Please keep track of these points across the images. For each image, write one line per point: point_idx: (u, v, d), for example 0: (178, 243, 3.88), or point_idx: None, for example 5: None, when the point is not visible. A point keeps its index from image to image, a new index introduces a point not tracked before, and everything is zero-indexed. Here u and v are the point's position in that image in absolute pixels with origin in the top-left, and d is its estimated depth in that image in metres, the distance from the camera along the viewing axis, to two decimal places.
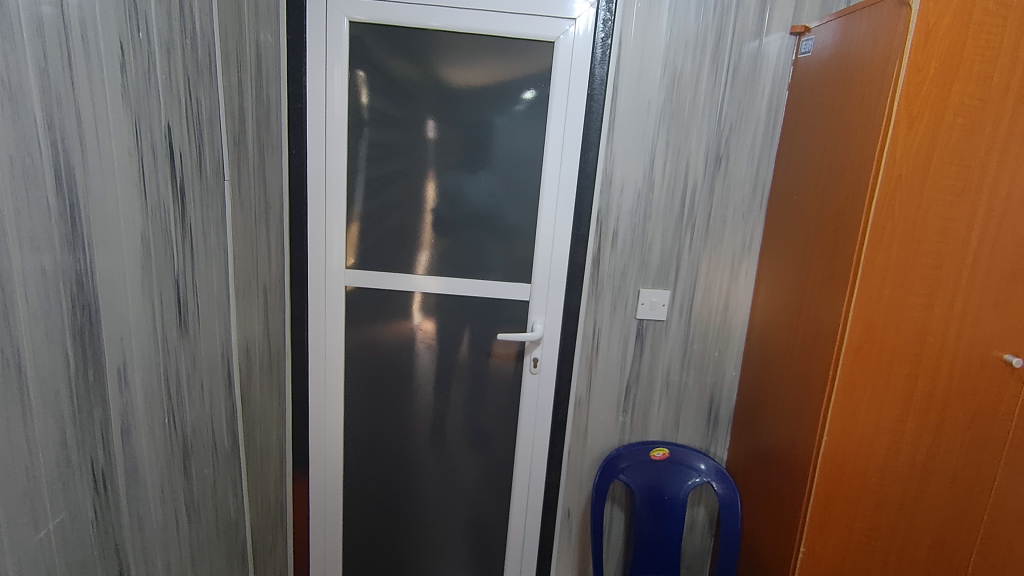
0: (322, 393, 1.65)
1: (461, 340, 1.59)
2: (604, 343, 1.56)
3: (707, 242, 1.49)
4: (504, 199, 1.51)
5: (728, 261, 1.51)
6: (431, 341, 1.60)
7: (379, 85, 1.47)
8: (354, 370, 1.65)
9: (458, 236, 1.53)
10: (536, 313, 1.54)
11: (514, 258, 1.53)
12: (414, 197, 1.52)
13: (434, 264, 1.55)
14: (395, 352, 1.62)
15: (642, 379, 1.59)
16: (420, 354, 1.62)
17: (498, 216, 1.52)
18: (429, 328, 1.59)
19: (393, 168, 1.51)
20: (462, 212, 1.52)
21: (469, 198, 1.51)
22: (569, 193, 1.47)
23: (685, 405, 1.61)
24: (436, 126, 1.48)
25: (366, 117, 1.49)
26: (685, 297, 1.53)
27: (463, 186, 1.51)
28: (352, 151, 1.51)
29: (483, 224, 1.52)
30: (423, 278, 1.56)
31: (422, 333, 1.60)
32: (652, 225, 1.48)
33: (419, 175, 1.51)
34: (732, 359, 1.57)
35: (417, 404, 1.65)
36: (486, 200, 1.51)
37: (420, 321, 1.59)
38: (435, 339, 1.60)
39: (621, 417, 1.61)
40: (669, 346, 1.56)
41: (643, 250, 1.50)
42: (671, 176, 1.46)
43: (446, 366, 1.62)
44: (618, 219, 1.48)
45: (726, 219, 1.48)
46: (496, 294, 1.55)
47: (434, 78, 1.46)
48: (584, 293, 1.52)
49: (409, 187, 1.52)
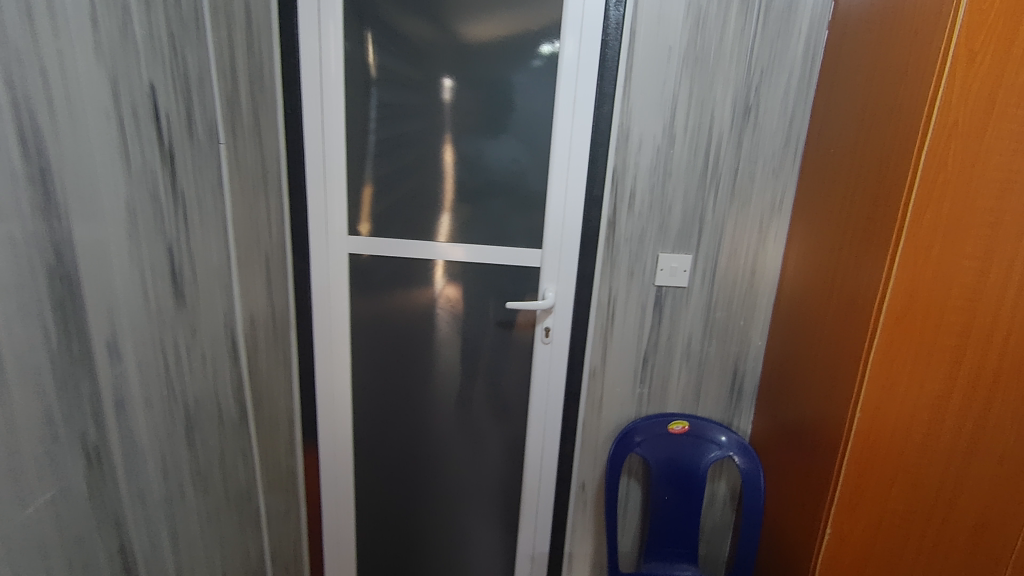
0: (331, 363, 1.61)
1: (472, 310, 1.53)
2: (621, 312, 1.47)
3: (733, 203, 1.38)
4: (515, 158, 1.41)
5: (756, 223, 1.39)
6: (441, 310, 1.54)
7: (388, 41, 1.38)
8: (362, 340, 1.61)
9: (466, 200, 1.45)
10: (548, 281, 1.45)
11: (526, 222, 1.44)
12: (421, 161, 1.44)
13: (441, 229, 1.48)
14: (404, 321, 1.57)
15: (660, 349, 1.50)
16: (430, 324, 1.56)
17: (508, 177, 1.42)
18: (439, 297, 1.53)
19: (400, 131, 1.43)
20: (470, 174, 1.43)
21: (477, 159, 1.42)
22: (583, 150, 1.35)
23: (706, 377, 1.52)
24: (451, 81, 1.38)
25: (375, 77, 1.40)
26: (709, 262, 1.42)
27: (472, 146, 1.42)
28: (358, 113, 1.43)
29: (492, 186, 1.43)
30: (431, 245, 1.48)
31: (432, 301, 1.54)
32: (672, 185, 1.37)
33: (431, 138, 1.42)
34: (758, 328, 1.48)
35: (428, 374, 1.61)
36: (495, 161, 1.42)
37: (430, 289, 1.53)
38: (445, 308, 1.54)
39: (638, 389, 1.54)
40: (691, 314, 1.47)
41: (662, 211, 1.39)
42: (694, 129, 1.33)
43: (457, 335, 1.56)
44: (635, 178, 1.37)
45: (755, 176, 1.36)
46: (505, 261, 1.46)
47: (449, 33, 1.36)
48: (599, 258, 1.42)
49: (417, 151, 1.44)
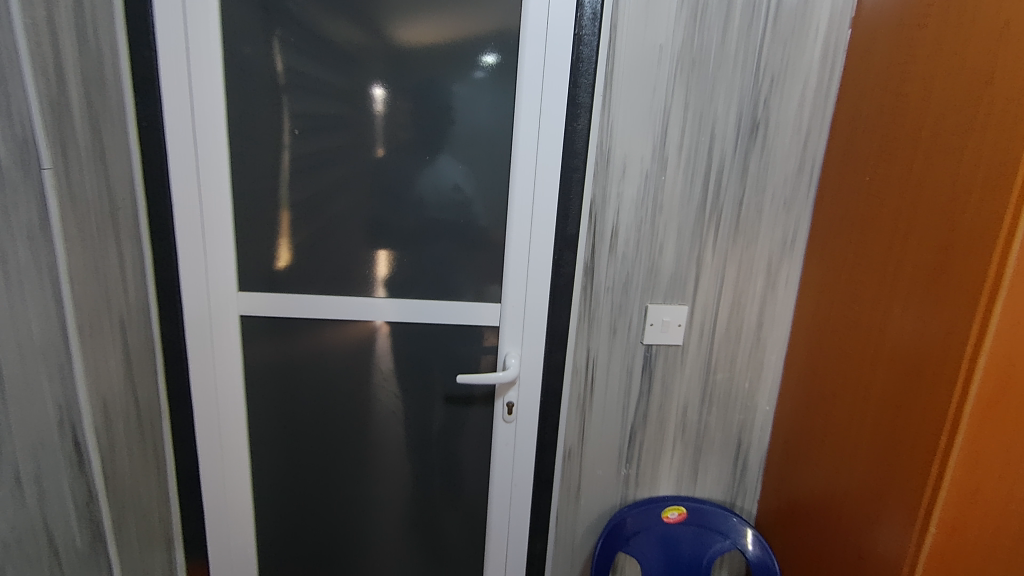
0: (217, 462, 1.19)
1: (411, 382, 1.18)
2: (602, 379, 1.17)
3: (736, 240, 1.11)
4: (465, 188, 1.08)
5: (764, 264, 1.13)
6: (368, 382, 1.17)
7: (298, 38, 1.01)
8: (260, 432, 1.20)
9: (401, 242, 1.10)
10: (510, 344, 1.12)
11: (479, 270, 1.12)
12: (339, 192, 1.07)
13: (367, 281, 1.11)
14: (317, 398, 1.18)
15: (650, 420, 1.21)
16: (352, 400, 1.18)
17: (456, 212, 1.09)
18: (365, 365, 1.16)
19: (311, 153, 1.06)
20: (405, 209, 1.09)
21: (415, 188, 1.08)
22: (553, 179, 1.05)
23: (705, 451, 1.25)
24: (382, 90, 1.04)
25: (284, 82, 1.03)
26: (707, 313, 1.15)
27: (407, 171, 1.07)
28: (255, 128, 1.05)
29: (434, 224, 1.10)
30: (353, 300, 1.11)
31: (355, 371, 1.16)
32: (664, 220, 1.09)
33: (355, 162, 1.06)
34: (765, 390, 1.22)
35: (354, 466, 1.22)
36: (437, 191, 1.08)
37: (351, 355, 1.15)
38: (374, 379, 1.17)
39: (623, 470, 1.24)
40: (686, 377, 1.19)
41: (652, 253, 1.10)
42: (692, 151, 1.06)
43: (391, 415, 1.19)
44: (618, 212, 1.07)
45: (763, 208, 1.10)
46: (453, 319, 1.13)
47: (377, 29, 1.01)
48: (574, 313, 1.12)
49: (333, 179, 1.07)
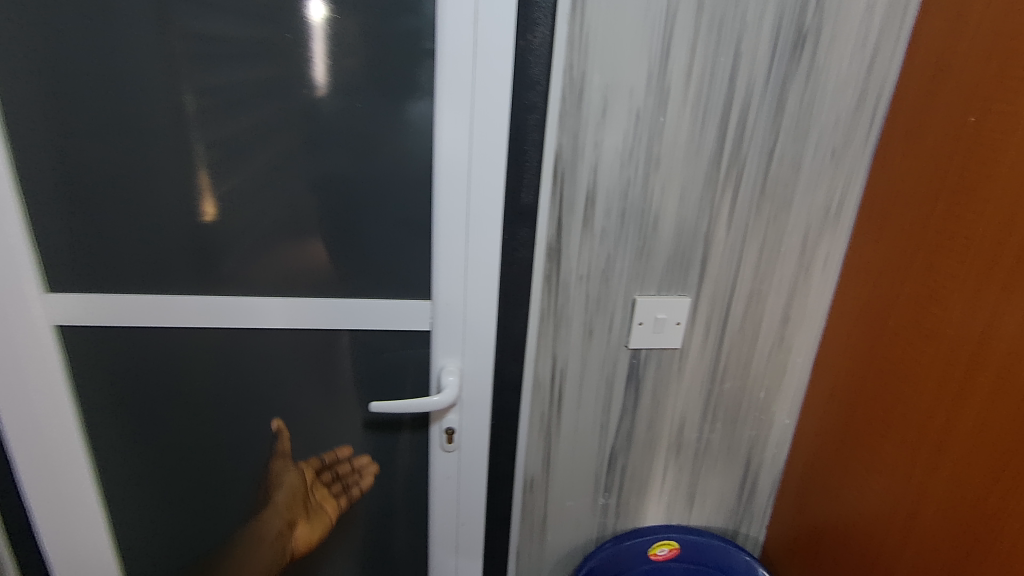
0: (59, 510, 0.88)
1: (315, 407, 0.86)
2: (574, 395, 0.88)
3: (761, 207, 0.79)
4: (384, 138, 0.72)
5: (798, 239, 0.82)
6: (266, 411, 0.85)
7: None
8: (121, 460, 0.87)
9: (282, 219, 0.74)
10: (447, 355, 0.82)
11: (399, 255, 0.77)
12: (220, 158, 0.71)
13: (230, 271, 0.76)
14: (196, 433, 0.86)
15: (636, 442, 0.93)
16: (246, 434, 0.86)
17: (365, 172, 0.73)
18: (262, 389, 0.84)
19: (210, 106, 0.69)
20: (289, 170, 0.72)
21: (324, 146, 0.72)
22: (496, 126, 0.70)
23: (705, 473, 0.98)
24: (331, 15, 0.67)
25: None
26: (716, 307, 0.85)
27: (328, 125, 0.71)
28: (93, 58, 0.67)
29: (332, 191, 0.74)
30: (215, 301, 0.77)
31: (249, 397, 0.84)
32: (663, 182, 0.76)
33: (277, 117, 0.70)
34: (785, 399, 0.94)
35: (257, 509, 0.91)
36: (359, 148, 0.72)
37: (238, 376, 0.82)
38: (273, 406, 0.85)
39: (600, 499, 0.97)
40: (685, 387, 0.90)
41: (643, 227, 0.78)
42: (708, 80, 0.71)
43: (297, 448, 0.88)
44: (595, 170, 0.74)
45: (802, 162, 0.77)
46: (368, 323, 0.80)
47: None
48: (533, 313, 0.81)
49: (255, 148, 0.71)
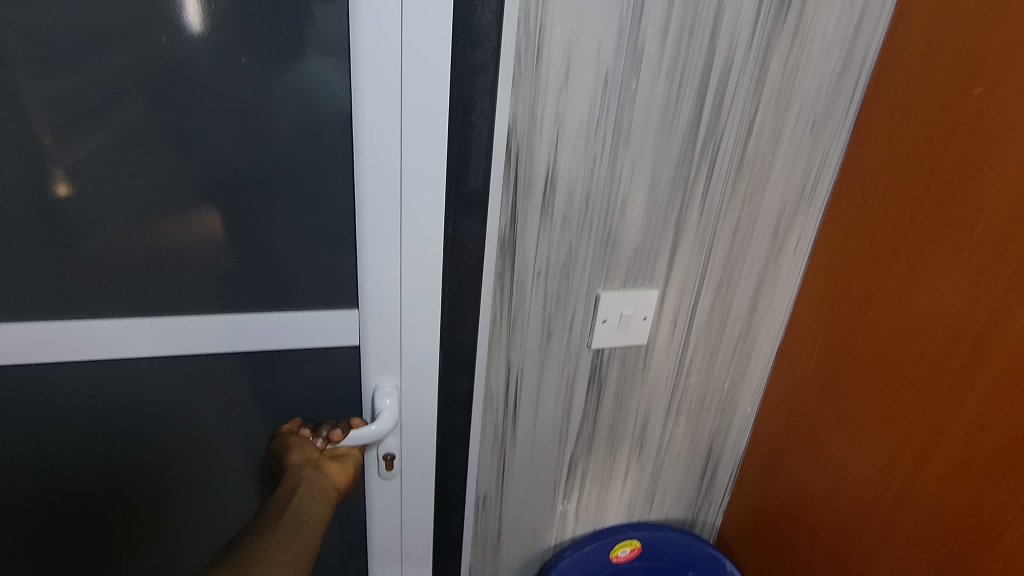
0: None
1: (222, 454, 0.68)
2: (530, 403, 0.77)
3: (737, 186, 0.70)
4: (288, 108, 0.55)
5: (772, 220, 0.74)
6: (159, 467, 0.66)
7: None
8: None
9: (148, 218, 0.55)
10: (381, 373, 0.68)
11: (315, 257, 0.61)
12: (50, 138, 0.51)
13: (82, 292, 0.57)
14: (60, 466, 0.63)
15: (597, 444, 0.85)
16: (133, 498, 0.67)
17: (263, 154, 0.56)
18: (151, 442, 0.65)
19: (24, 62, 0.48)
20: (155, 152, 0.53)
21: (204, 119, 0.53)
22: (437, 96, 0.55)
23: (667, 467, 0.92)
24: None
25: None
26: (684, 298, 0.76)
27: (208, 92, 0.52)
28: None
29: (219, 180, 0.56)
30: (58, 330, 0.57)
31: (134, 453, 0.65)
32: (632, 159, 0.64)
33: (132, 79, 0.51)
34: (749, 387, 0.88)
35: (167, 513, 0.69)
36: (254, 122, 0.54)
37: (116, 427, 0.63)
38: (165, 459, 0.66)
39: (560, 506, 0.89)
40: (649, 383, 0.82)
41: (609, 213, 0.67)
42: (687, 36, 0.59)
43: (209, 484, 0.69)
44: (555, 147, 0.61)
45: (781, 135, 0.68)
46: (279, 344, 0.64)
47: None
48: (484, 319, 0.68)
49: (101, 122, 0.51)
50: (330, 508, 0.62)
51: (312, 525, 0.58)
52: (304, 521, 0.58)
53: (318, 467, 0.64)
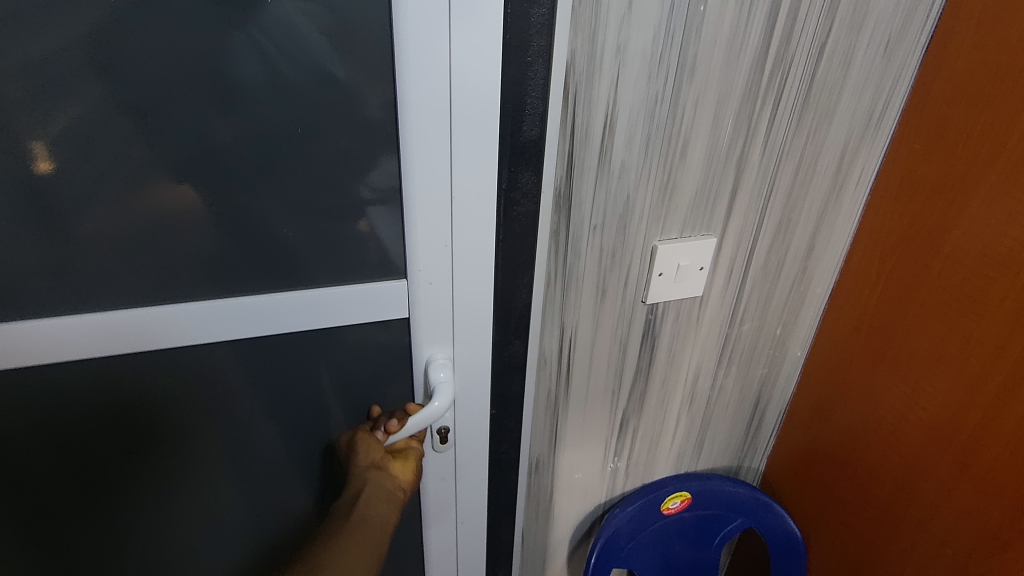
0: None
1: (269, 438, 0.65)
2: (583, 365, 0.74)
3: (803, 119, 0.65)
4: (325, 58, 0.48)
5: (836, 154, 0.69)
6: (187, 455, 0.62)
7: None
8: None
9: (168, 193, 0.49)
10: (432, 345, 0.64)
11: (359, 226, 0.56)
12: (58, 108, 0.44)
13: (96, 284, 0.51)
14: (69, 427, 0.56)
15: (648, 401, 0.82)
16: (166, 489, 0.63)
17: (299, 113, 0.49)
18: (174, 430, 0.60)
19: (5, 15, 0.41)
20: (178, 118, 0.47)
21: (232, 75, 0.47)
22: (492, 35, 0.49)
23: (716, 418, 0.90)
24: None
25: None
26: (741, 245, 0.72)
27: (234, 43, 0.46)
28: None
29: (251, 145, 0.49)
30: (69, 325, 0.51)
31: (157, 420, 0.59)
32: (696, 95, 0.58)
33: (148, 33, 0.44)
34: (801, 331, 0.85)
35: (192, 474, 0.63)
36: (287, 77, 0.48)
37: (134, 419, 0.58)
38: (197, 447, 0.62)
39: (610, 464, 0.87)
40: (702, 335, 0.79)
41: (669, 157, 0.61)
42: None
43: (257, 460, 0.65)
44: (616, 86, 0.55)
45: (852, 59, 0.63)
46: (325, 322, 0.59)
47: None
48: (538, 280, 0.64)
49: (106, 83, 0.44)
50: (397, 511, 0.63)
51: (373, 539, 0.60)
52: (366, 534, 0.60)
53: (383, 467, 0.63)
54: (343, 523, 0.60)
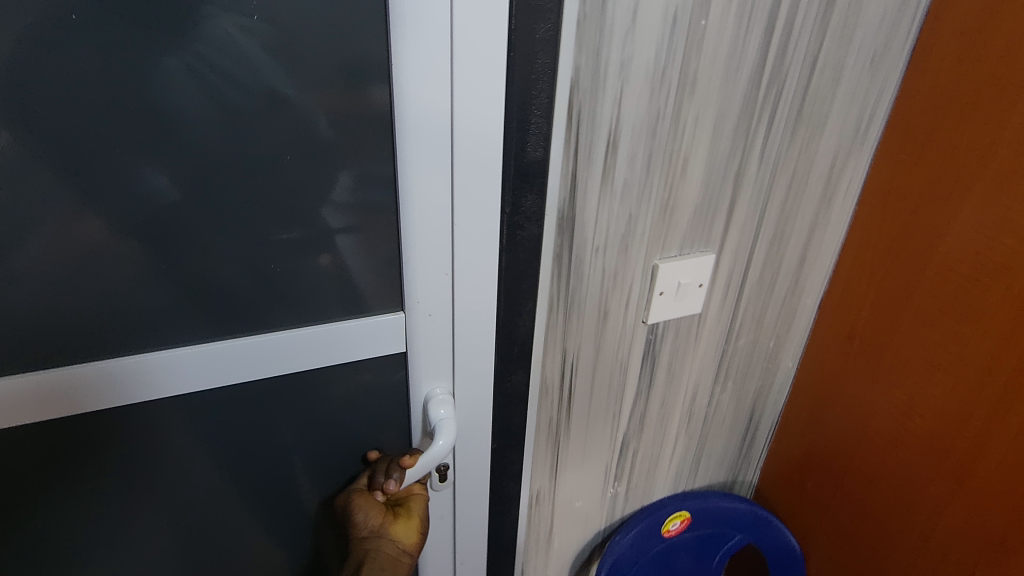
0: None
1: (247, 489, 0.59)
2: (585, 390, 0.71)
3: (796, 131, 0.64)
4: (317, 79, 0.44)
5: (826, 166, 0.69)
6: (145, 507, 0.55)
7: None
8: None
9: (143, 230, 0.44)
10: (432, 379, 0.60)
11: (351, 258, 0.52)
12: (18, 140, 0.39)
13: (58, 337, 0.45)
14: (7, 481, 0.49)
15: (648, 422, 0.80)
16: (123, 549, 0.56)
17: (289, 139, 0.45)
18: (130, 479, 0.53)
19: None
20: (157, 149, 0.42)
21: (213, 101, 0.42)
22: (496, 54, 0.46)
23: (712, 433, 0.89)
24: None
25: None
26: (738, 259, 0.71)
27: (216, 65, 0.41)
28: None
29: (237, 176, 0.45)
30: (28, 382, 0.45)
31: (112, 472, 0.52)
32: (696, 110, 0.57)
33: (117, 57, 0.39)
34: (792, 343, 0.85)
35: (150, 528, 0.56)
36: (276, 101, 0.44)
37: (82, 471, 0.51)
38: (157, 501, 0.55)
39: (609, 490, 0.84)
40: (701, 352, 0.77)
41: (671, 174, 0.60)
42: None
43: (230, 513, 0.59)
44: (619, 102, 0.53)
45: (842, 73, 0.63)
46: (316, 364, 0.54)
47: None
48: (541, 306, 0.61)
49: (70, 114, 0.39)
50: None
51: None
52: None
53: (385, 532, 0.59)
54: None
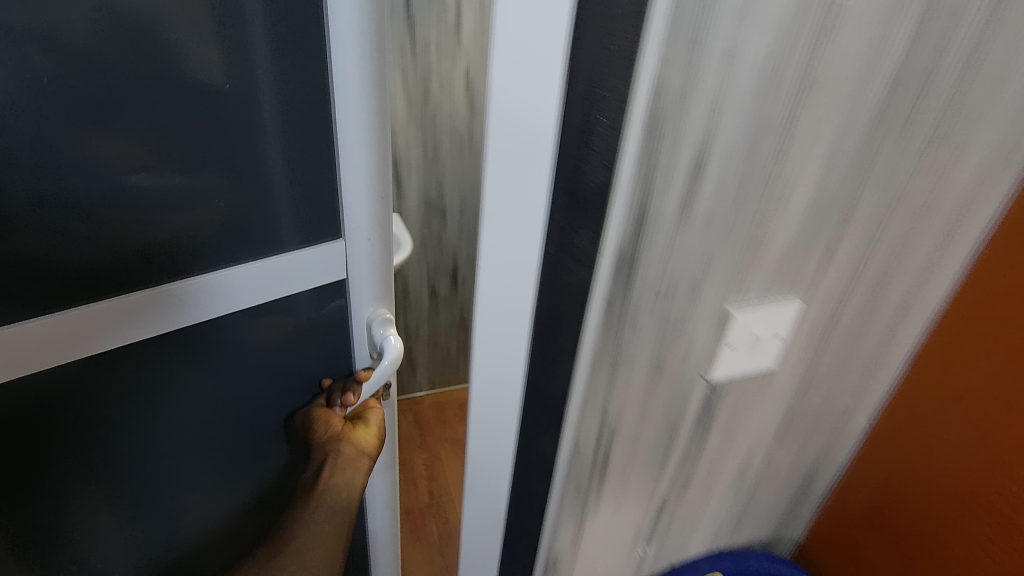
0: None
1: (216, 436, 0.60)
2: (624, 454, 0.58)
3: (931, 153, 0.49)
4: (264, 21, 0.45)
5: (959, 196, 0.54)
6: (115, 463, 0.54)
7: None
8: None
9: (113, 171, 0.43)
10: (374, 301, 0.64)
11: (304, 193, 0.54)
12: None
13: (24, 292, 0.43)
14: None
15: (692, 484, 0.67)
16: (104, 509, 0.56)
17: (237, 61, 0.45)
18: (104, 436, 0.52)
19: None
20: (122, 77, 0.41)
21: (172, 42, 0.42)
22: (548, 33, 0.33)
23: (762, 494, 0.76)
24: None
25: None
26: (828, 306, 0.57)
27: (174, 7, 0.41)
28: None
29: (188, 101, 0.45)
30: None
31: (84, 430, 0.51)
32: (812, 124, 0.42)
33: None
34: (871, 398, 0.71)
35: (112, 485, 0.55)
36: (224, 40, 0.44)
37: (64, 432, 0.50)
38: (129, 457, 0.55)
39: (638, 553, 0.73)
40: (765, 409, 0.64)
41: (765, 205, 0.45)
42: None
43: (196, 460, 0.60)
44: (715, 111, 0.38)
45: (1005, 78, 0.47)
46: (278, 293, 0.56)
47: None
48: (581, 364, 0.48)
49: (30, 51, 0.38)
50: (362, 477, 0.67)
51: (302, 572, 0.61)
52: (341, 504, 0.65)
53: (346, 440, 0.65)
54: (279, 549, 0.62)
